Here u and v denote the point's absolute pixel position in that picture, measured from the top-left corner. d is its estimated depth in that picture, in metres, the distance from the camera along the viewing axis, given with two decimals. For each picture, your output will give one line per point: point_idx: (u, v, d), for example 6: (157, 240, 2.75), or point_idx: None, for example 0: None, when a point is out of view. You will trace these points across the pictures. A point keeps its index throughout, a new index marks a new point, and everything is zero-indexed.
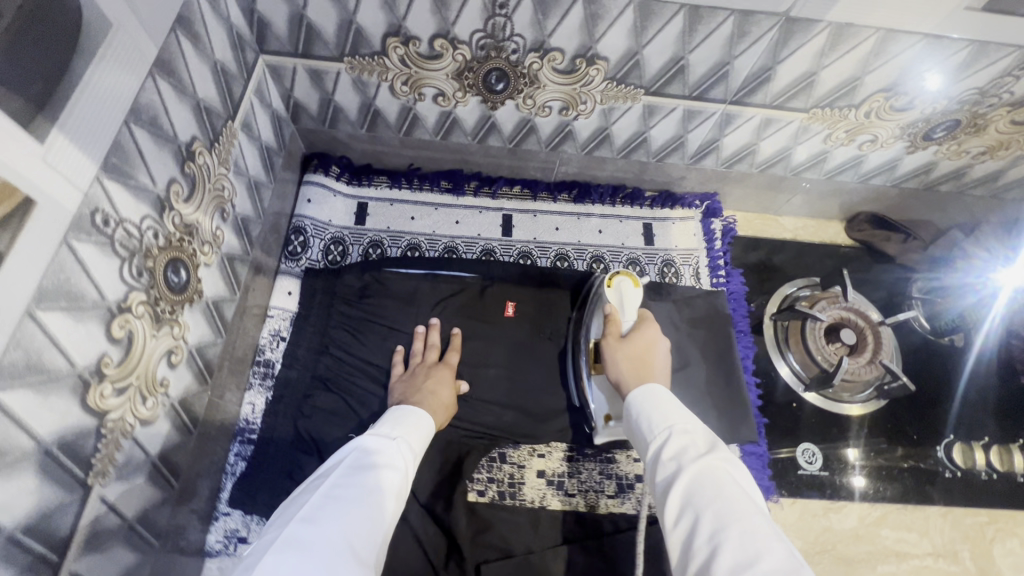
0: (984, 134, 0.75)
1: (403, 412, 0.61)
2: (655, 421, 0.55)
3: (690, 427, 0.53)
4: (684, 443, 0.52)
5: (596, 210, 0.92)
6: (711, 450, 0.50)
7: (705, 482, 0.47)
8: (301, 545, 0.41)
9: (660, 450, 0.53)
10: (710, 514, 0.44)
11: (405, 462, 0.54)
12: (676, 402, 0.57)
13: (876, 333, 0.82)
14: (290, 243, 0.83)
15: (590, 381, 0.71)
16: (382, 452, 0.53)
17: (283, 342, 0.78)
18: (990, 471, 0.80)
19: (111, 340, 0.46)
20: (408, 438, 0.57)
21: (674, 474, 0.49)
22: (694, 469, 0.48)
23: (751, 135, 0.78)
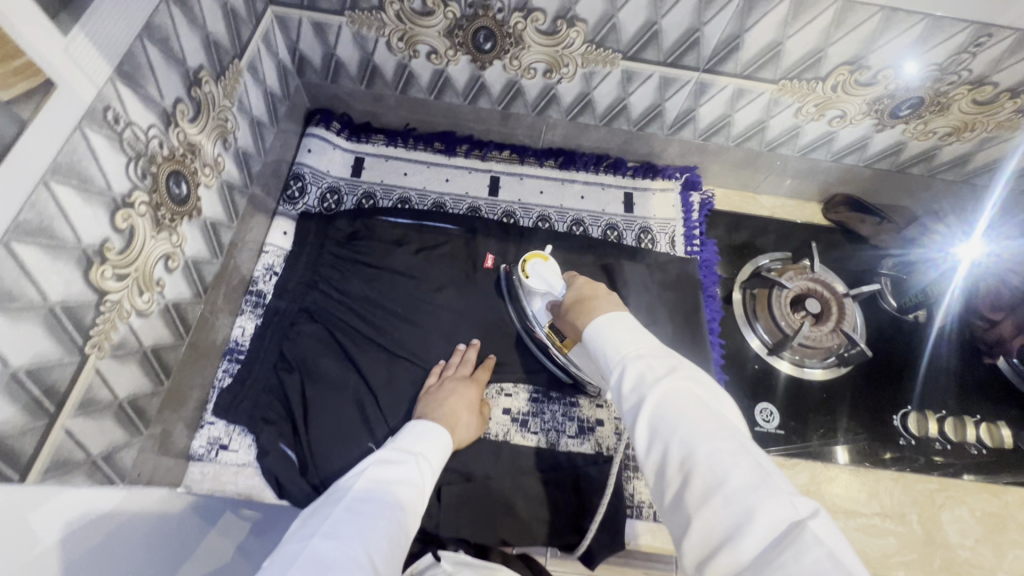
0: (947, 114, 0.79)
1: (422, 428, 0.65)
2: (611, 353, 0.52)
3: (644, 351, 0.51)
4: (641, 370, 0.49)
5: (580, 177, 0.97)
6: (671, 373, 0.48)
7: (669, 407, 0.45)
8: (332, 549, 0.46)
9: (620, 383, 0.50)
10: (678, 439, 0.43)
11: (424, 478, 0.59)
12: (636, 332, 0.54)
13: (840, 304, 0.85)
14: (289, 188, 0.89)
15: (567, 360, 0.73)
16: (404, 468, 0.58)
17: (276, 276, 0.83)
18: (944, 441, 0.82)
19: (113, 228, 0.51)
20: (428, 455, 0.62)
21: (637, 405, 0.47)
22: (656, 396, 0.46)
23: (725, 106, 0.82)
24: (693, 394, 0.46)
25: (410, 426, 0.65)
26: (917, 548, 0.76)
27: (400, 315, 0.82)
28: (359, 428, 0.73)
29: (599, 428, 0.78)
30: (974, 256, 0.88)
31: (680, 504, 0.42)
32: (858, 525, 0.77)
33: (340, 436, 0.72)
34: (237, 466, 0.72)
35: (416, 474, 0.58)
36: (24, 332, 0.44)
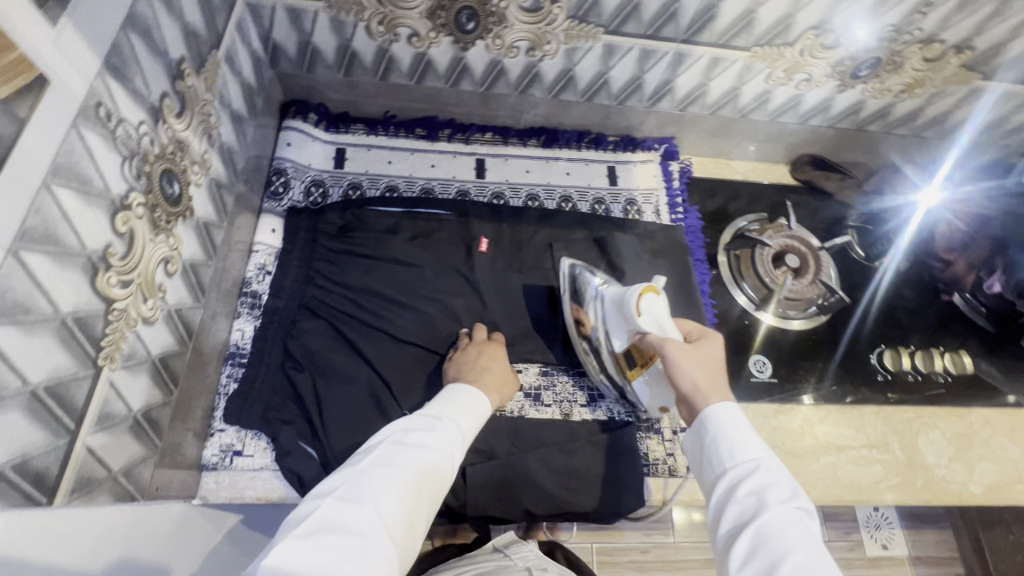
0: (902, 72, 0.85)
1: (458, 392, 0.66)
2: (737, 452, 0.57)
3: (770, 468, 0.55)
4: (769, 483, 0.54)
5: (564, 154, 0.98)
6: (795, 500, 0.53)
7: (785, 529, 0.50)
8: (341, 518, 0.47)
9: (736, 483, 0.55)
10: (792, 562, 0.48)
11: (451, 443, 0.59)
12: (753, 433, 0.59)
13: (817, 258, 0.92)
14: (272, 184, 0.86)
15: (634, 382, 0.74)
16: (430, 434, 0.57)
17: (270, 275, 0.80)
18: (915, 373, 0.91)
19: (115, 232, 0.49)
20: (460, 422, 0.62)
21: (755, 514, 0.52)
22: (777, 513, 0.51)
23: (701, 75, 0.86)
24: (809, 530, 0.51)
25: (446, 392, 0.66)
26: (901, 472, 0.84)
27: (404, 304, 0.81)
28: (376, 419, 0.73)
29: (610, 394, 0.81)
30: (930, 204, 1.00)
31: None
32: (849, 458, 0.84)
33: (359, 429, 0.71)
34: (254, 471, 0.70)
35: (444, 442, 0.58)
36: (38, 347, 0.41)
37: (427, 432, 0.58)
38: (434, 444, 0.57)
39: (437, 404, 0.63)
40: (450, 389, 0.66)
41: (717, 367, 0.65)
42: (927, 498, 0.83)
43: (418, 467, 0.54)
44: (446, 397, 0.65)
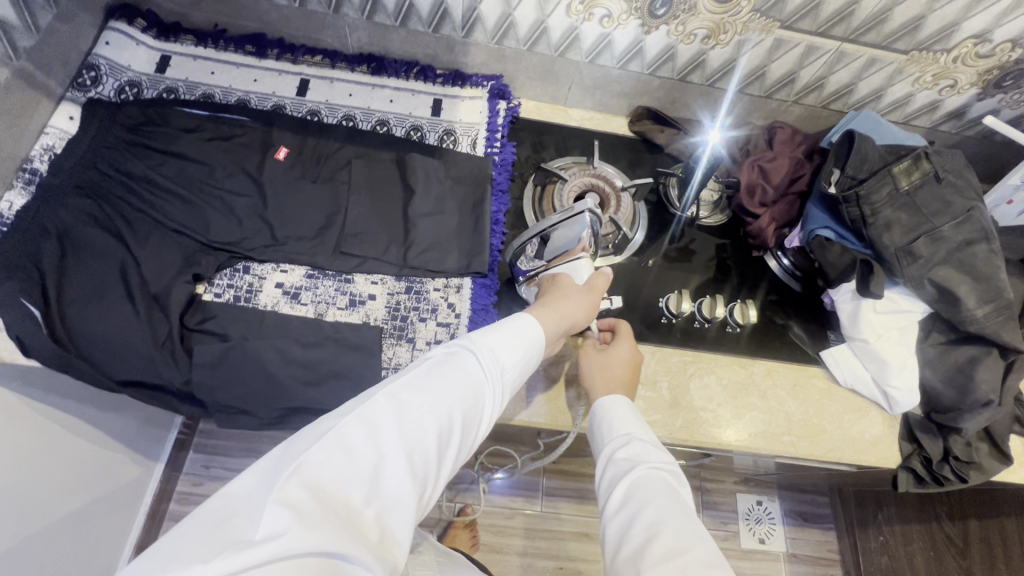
0: (698, 14, 0.85)
1: (528, 324, 0.65)
2: (616, 428, 0.70)
3: (644, 437, 0.68)
4: (639, 448, 0.66)
5: (390, 83, 1.00)
6: (661, 462, 0.65)
7: (647, 484, 0.62)
8: (365, 434, 0.49)
9: (615, 451, 0.67)
10: (653, 510, 0.58)
11: (489, 378, 0.59)
12: (631, 409, 0.73)
13: (618, 199, 0.93)
14: (81, 76, 0.89)
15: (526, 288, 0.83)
16: (470, 369, 0.58)
17: (55, 155, 0.83)
18: (701, 319, 0.90)
19: None
20: (513, 356, 0.62)
21: (626, 474, 0.64)
22: (644, 475, 0.63)
23: (501, 4, 0.87)
24: (671, 485, 0.62)
25: (504, 320, 0.65)
26: (662, 410, 0.83)
27: (180, 196, 0.83)
28: (117, 291, 0.75)
29: (371, 301, 0.82)
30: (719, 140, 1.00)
31: (633, 556, 0.55)
32: None
33: (97, 301, 0.74)
34: None
35: (481, 372, 0.59)
36: None
37: (469, 363, 0.59)
38: (467, 377, 0.57)
39: (485, 331, 0.63)
40: (507, 319, 0.65)
41: (628, 368, 0.79)
42: (683, 437, 0.82)
43: (433, 395, 0.54)
44: (492, 325, 0.64)
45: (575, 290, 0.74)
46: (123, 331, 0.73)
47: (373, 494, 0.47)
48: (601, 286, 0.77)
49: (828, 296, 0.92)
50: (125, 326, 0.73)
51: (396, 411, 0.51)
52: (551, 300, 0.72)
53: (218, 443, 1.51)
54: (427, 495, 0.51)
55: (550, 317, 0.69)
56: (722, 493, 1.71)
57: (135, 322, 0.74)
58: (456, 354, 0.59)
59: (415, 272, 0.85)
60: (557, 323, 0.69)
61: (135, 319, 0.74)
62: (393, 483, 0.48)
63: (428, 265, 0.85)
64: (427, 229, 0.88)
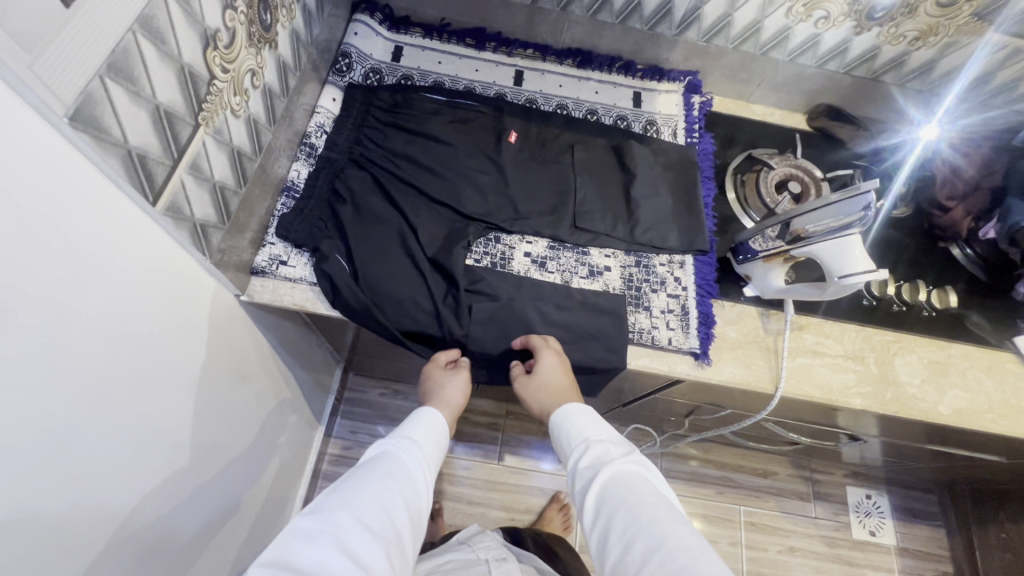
0: (916, 17, 0.91)
1: (429, 415, 0.78)
2: (574, 437, 0.75)
3: (601, 439, 0.73)
4: (599, 452, 0.72)
5: (596, 76, 1.08)
6: (624, 460, 0.70)
7: (615, 485, 0.66)
8: (319, 514, 0.57)
9: (580, 460, 0.72)
10: (629, 506, 0.63)
11: (414, 459, 0.71)
12: (588, 412, 0.78)
13: (817, 186, 0.99)
14: (337, 63, 0.99)
15: (764, 266, 0.86)
16: (397, 456, 0.69)
17: (327, 133, 0.93)
18: (899, 302, 0.96)
19: (222, 23, 0.62)
20: (429, 441, 0.75)
21: (591, 480, 0.69)
22: (613, 477, 0.67)
23: (726, 4, 0.95)
24: (636, 477, 0.67)
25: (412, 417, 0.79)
26: (872, 384, 0.89)
27: (435, 172, 0.92)
28: (401, 254, 0.84)
29: (607, 273, 0.90)
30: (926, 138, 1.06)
31: (621, 563, 0.59)
32: (824, 362, 0.90)
33: (387, 259, 0.83)
34: (294, 280, 0.82)
35: (407, 454, 0.71)
36: (165, 75, 0.54)
37: (386, 450, 0.70)
38: (383, 459, 0.68)
39: (401, 428, 0.76)
40: (415, 415, 0.79)
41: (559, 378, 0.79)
42: (894, 409, 0.88)
43: (372, 473, 0.65)
44: (401, 424, 0.77)
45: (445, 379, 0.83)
46: (411, 288, 0.83)
47: (348, 553, 0.53)
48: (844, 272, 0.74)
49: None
50: (412, 283, 0.83)
51: (342, 487, 0.62)
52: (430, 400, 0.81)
53: (363, 411, 1.60)
54: (396, 558, 0.58)
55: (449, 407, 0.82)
56: (831, 484, 1.75)
57: (420, 280, 0.83)
58: (384, 447, 0.71)
59: (642, 248, 0.93)
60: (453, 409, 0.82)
61: (420, 278, 0.83)
62: (363, 546, 0.55)
63: (654, 243, 0.92)
64: (649, 209, 0.95)
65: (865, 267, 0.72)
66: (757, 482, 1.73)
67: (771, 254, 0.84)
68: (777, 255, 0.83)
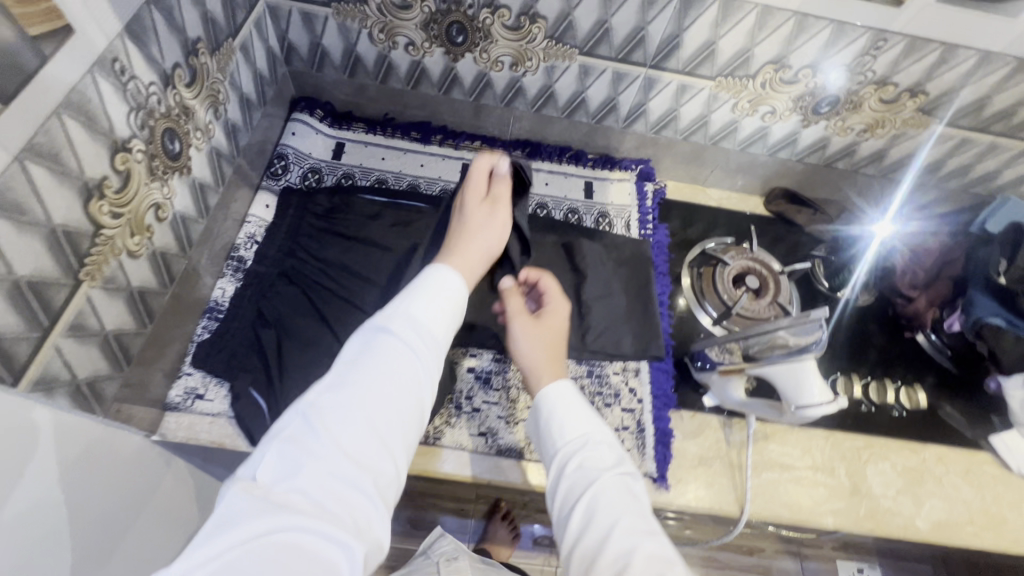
0: (861, 111, 0.90)
1: (440, 273, 0.63)
2: (566, 432, 0.65)
3: (594, 438, 0.64)
4: (591, 454, 0.62)
5: (545, 166, 1.05)
6: (622, 471, 0.61)
7: (611, 501, 0.58)
8: (293, 461, 0.46)
9: (568, 458, 0.63)
10: (620, 531, 0.55)
11: (413, 340, 0.56)
12: (579, 398, 0.68)
13: (776, 280, 0.96)
14: (273, 166, 0.95)
15: (726, 381, 0.80)
16: (386, 346, 0.54)
17: (257, 244, 0.88)
18: (868, 403, 0.91)
19: (112, 168, 0.57)
20: (440, 317, 0.59)
21: (583, 488, 0.59)
22: (607, 486, 0.59)
23: (671, 100, 0.93)
24: (633, 495, 0.59)
25: (420, 275, 0.63)
26: (844, 499, 0.83)
27: (373, 281, 0.86)
28: None
29: None
30: (884, 239, 1.01)
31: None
32: (793, 478, 0.84)
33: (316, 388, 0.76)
34: (211, 416, 0.76)
35: (404, 344, 0.55)
36: (27, 246, 0.48)
37: (388, 335, 0.55)
38: (385, 358, 0.53)
39: (402, 298, 0.59)
40: (423, 271, 0.64)
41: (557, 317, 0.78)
42: (870, 527, 0.82)
43: (361, 375, 0.52)
44: (407, 289, 0.61)
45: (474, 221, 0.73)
46: None
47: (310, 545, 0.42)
48: (805, 404, 0.67)
49: (994, 379, 0.93)
50: None
51: (315, 407, 0.49)
52: (450, 255, 0.68)
53: None
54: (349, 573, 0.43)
55: (463, 254, 0.68)
56: (821, 558, 1.67)
57: None
58: (375, 335, 0.56)
59: (595, 356, 0.87)
60: (477, 257, 0.70)
61: None
62: None
63: (607, 351, 0.87)
64: (599, 312, 0.91)
65: (823, 398, 0.67)
66: (744, 560, 1.64)
67: (731, 367, 0.78)
68: (737, 370, 0.77)
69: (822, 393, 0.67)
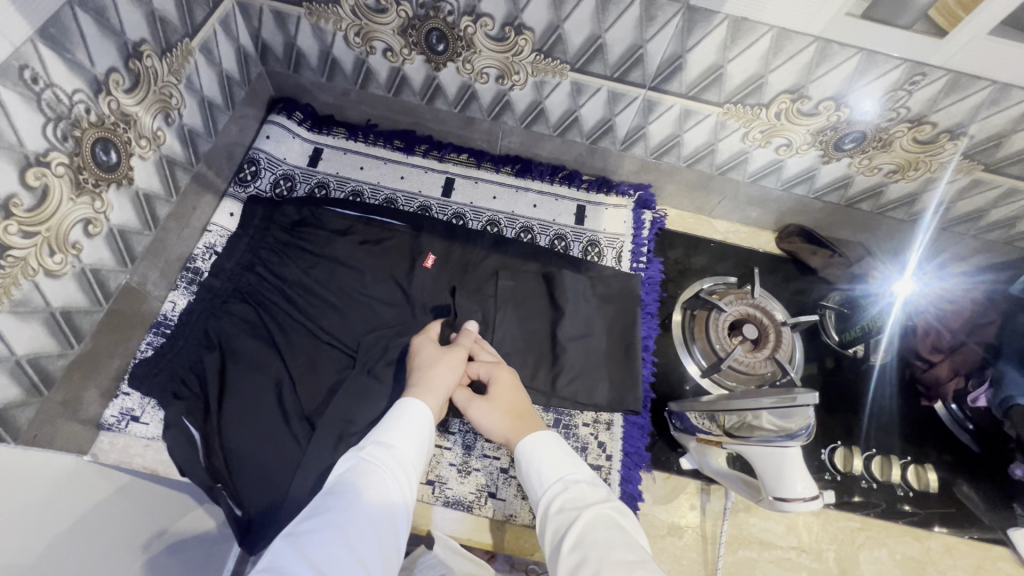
0: (890, 151, 0.79)
1: (411, 405, 0.64)
2: (548, 475, 0.59)
3: (578, 478, 0.58)
4: (574, 493, 0.56)
5: (535, 186, 0.97)
6: (608, 508, 0.54)
7: (596, 536, 0.50)
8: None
9: (551, 502, 0.56)
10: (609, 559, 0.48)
11: (392, 467, 0.56)
12: (564, 447, 0.63)
13: (778, 331, 0.85)
14: (242, 171, 0.90)
15: (706, 450, 0.73)
16: (363, 477, 0.54)
17: (215, 254, 0.84)
18: (870, 480, 0.81)
19: (23, 185, 0.52)
20: (408, 439, 0.61)
21: (567, 525, 0.53)
22: (593, 518, 0.52)
23: (673, 126, 0.83)
24: (623, 530, 0.51)
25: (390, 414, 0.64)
26: None
27: (332, 304, 0.80)
28: (276, 413, 0.73)
29: None
30: (907, 293, 0.85)
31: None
32: (772, 557, 0.76)
33: (257, 420, 0.72)
34: (146, 439, 0.73)
35: (380, 471, 0.55)
36: None
37: (367, 463, 0.56)
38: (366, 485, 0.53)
39: (373, 432, 0.60)
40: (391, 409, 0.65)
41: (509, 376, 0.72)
42: None
43: (344, 499, 0.51)
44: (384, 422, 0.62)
45: (431, 359, 0.71)
46: (277, 454, 0.71)
47: None
48: (783, 496, 0.59)
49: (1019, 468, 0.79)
50: (279, 447, 0.71)
51: (297, 533, 0.47)
52: (414, 387, 0.67)
53: None
54: None
55: (432, 389, 0.67)
56: None
57: (291, 442, 0.72)
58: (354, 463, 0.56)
59: (563, 404, 0.81)
60: (442, 393, 0.68)
61: (291, 440, 0.72)
62: None
63: (576, 399, 0.80)
64: (574, 354, 0.83)
65: (806, 492, 0.58)
66: None
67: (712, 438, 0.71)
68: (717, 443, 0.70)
69: (805, 486, 0.58)
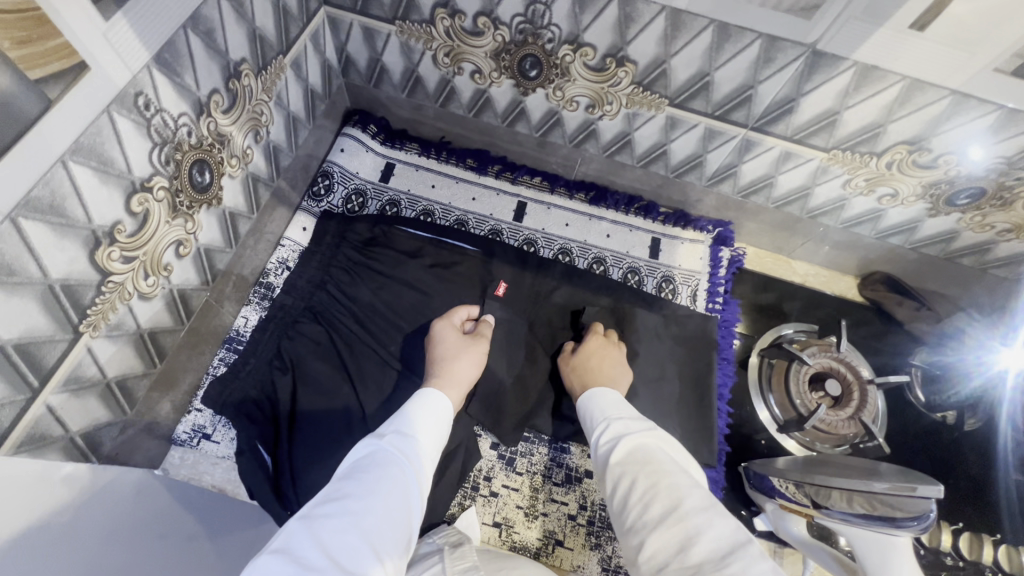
0: (1010, 210, 0.73)
1: (431, 394, 0.59)
2: (597, 407, 0.61)
3: (622, 408, 0.59)
4: (619, 418, 0.57)
5: (609, 215, 0.94)
6: (647, 435, 0.54)
7: (637, 451, 0.53)
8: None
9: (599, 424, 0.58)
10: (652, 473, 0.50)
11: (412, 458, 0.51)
12: (614, 393, 0.63)
13: (862, 390, 0.81)
14: (316, 185, 0.89)
15: (784, 515, 0.70)
16: (383, 463, 0.49)
17: (288, 270, 0.83)
18: (958, 558, 0.76)
19: (128, 212, 0.51)
20: (429, 426, 0.55)
21: (613, 440, 0.55)
22: (635, 440, 0.54)
23: (768, 166, 0.79)
24: (665, 458, 0.52)
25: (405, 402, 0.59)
26: None
27: (404, 330, 0.77)
28: (344, 443, 0.70)
29: (587, 479, 0.76)
30: (1022, 366, 0.81)
31: (635, 531, 0.47)
32: None
33: (326, 448, 0.69)
34: (217, 458, 0.73)
35: (400, 460, 0.49)
36: (17, 306, 0.43)
37: (387, 448, 0.50)
38: (386, 474, 0.47)
39: (388, 422, 0.54)
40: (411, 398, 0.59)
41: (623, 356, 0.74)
42: None
43: (360, 485, 0.45)
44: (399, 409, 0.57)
45: (454, 349, 0.68)
46: None
47: None
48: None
49: None
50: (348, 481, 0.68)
51: (311, 517, 0.42)
52: (436, 377, 0.64)
53: None
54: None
55: (454, 383, 0.64)
56: None
57: None
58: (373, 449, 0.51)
59: None
60: (463, 388, 0.65)
61: None
62: None
63: None
64: (649, 399, 0.78)
65: None
66: None
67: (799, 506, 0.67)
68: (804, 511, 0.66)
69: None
